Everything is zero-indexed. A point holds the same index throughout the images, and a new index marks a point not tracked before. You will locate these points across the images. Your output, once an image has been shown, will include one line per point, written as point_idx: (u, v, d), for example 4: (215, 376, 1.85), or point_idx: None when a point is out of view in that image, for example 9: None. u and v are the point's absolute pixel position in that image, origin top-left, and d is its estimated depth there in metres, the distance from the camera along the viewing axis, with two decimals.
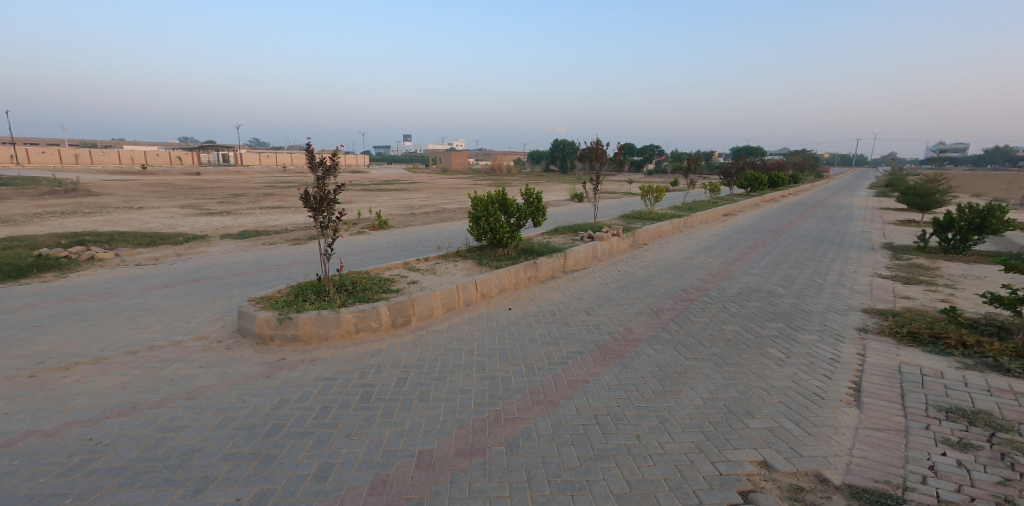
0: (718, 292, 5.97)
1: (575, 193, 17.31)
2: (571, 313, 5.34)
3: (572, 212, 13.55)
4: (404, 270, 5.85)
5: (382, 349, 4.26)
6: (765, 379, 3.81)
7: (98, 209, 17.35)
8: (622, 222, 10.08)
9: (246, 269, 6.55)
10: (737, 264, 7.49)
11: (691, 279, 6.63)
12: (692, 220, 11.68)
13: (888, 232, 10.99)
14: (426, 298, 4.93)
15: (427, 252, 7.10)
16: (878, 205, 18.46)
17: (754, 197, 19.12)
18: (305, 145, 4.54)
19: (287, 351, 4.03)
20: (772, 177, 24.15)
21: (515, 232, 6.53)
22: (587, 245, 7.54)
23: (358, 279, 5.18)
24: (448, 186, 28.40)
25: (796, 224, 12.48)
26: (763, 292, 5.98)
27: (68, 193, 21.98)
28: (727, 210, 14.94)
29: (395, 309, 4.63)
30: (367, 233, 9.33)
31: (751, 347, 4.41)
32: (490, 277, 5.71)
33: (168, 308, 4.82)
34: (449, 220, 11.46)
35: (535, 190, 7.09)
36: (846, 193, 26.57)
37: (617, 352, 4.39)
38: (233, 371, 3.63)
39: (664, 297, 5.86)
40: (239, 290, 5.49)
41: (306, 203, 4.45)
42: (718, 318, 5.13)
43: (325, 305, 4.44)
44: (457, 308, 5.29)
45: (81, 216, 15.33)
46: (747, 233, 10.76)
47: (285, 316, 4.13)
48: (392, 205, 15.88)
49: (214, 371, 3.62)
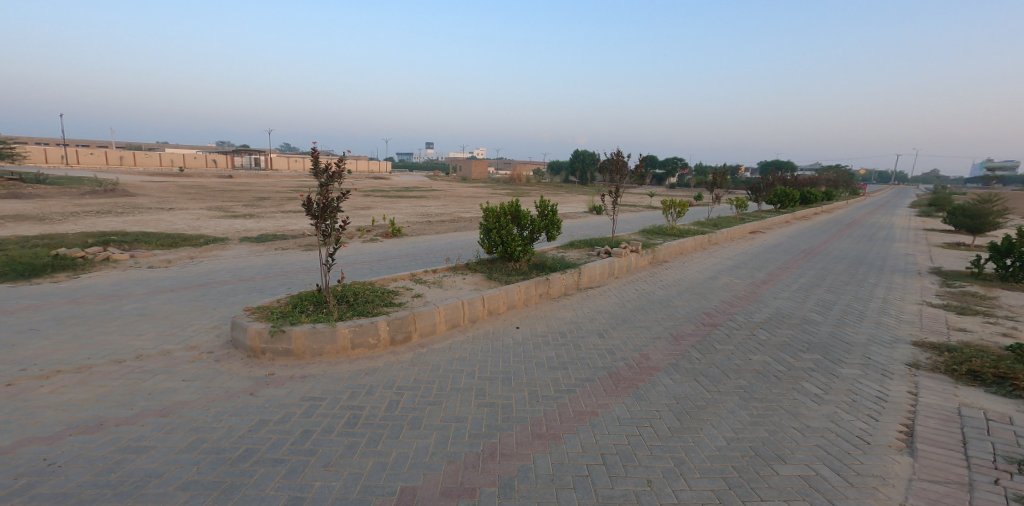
0: (745, 318, 5.51)
1: (596, 205, 16.90)
2: (583, 335, 4.99)
3: (592, 226, 13.15)
4: (410, 282, 5.63)
5: (378, 368, 4.01)
6: (799, 417, 3.36)
7: (131, 209, 17.98)
8: (643, 238, 9.66)
9: (254, 274, 6.46)
10: (766, 286, 6.97)
11: (716, 301, 6.18)
12: (718, 237, 11.14)
13: (934, 255, 10.17)
14: (429, 314, 4.67)
15: (436, 263, 6.87)
16: (920, 226, 17.37)
17: (784, 214, 18.31)
18: (310, 150, 4.37)
19: (278, 366, 3.83)
20: (805, 194, 23.11)
21: (528, 245, 6.23)
22: (604, 261, 7.17)
23: (360, 290, 4.98)
24: (468, 195, 28.43)
25: (830, 244, 11.76)
26: (795, 318, 5.48)
27: (106, 193, 22.96)
28: (756, 227, 14.27)
29: (394, 324, 4.39)
30: (380, 241, 9.20)
31: (782, 380, 3.96)
32: (498, 292, 5.42)
33: (167, 314, 4.72)
34: (465, 230, 11.25)
35: (551, 202, 6.79)
36: (885, 213, 25.22)
37: (630, 381, 4.02)
38: (216, 387, 3.44)
39: (684, 320, 5.44)
40: (241, 297, 5.37)
41: (308, 209, 4.24)
42: (744, 346, 4.69)
43: (321, 317, 4.23)
44: (461, 324, 5.02)
45: (114, 216, 15.88)
46: (777, 252, 10.16)
47: (278, 328, 3.93)
48: (410, 212, 15.85)
49: (197, 385, 3.44)
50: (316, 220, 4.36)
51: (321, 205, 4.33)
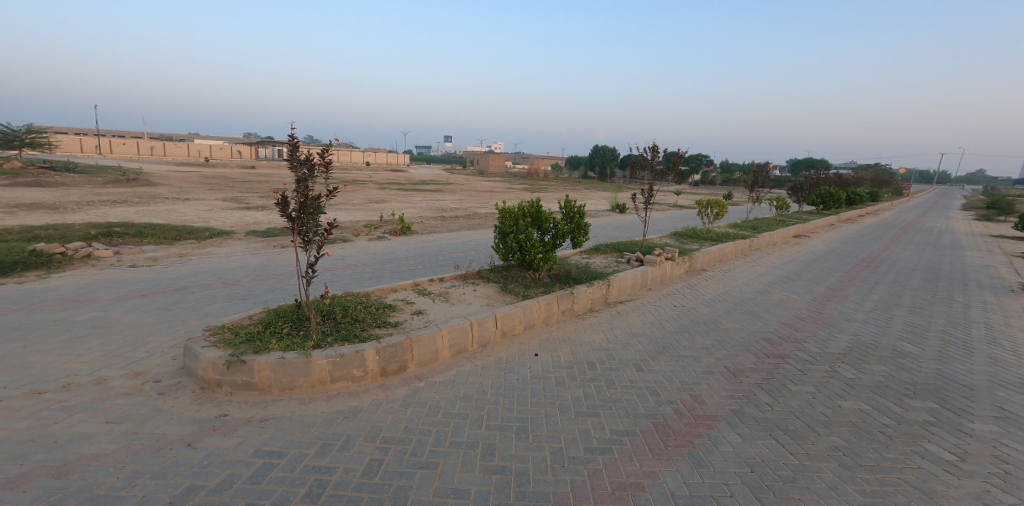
0: (817, 347, 4.50)
1: (622, 202, 15.77)
2: (617, 368, 4.08)
3: (618, 225, 12.10)
4: (412, 294, 4.81)
5: (361, 409, 3.19)
6: (937, 500, 2.42)
7: (148, 199, 17.80)
8: (676, 241, 8.64)
9: (241, 277, 5.73)
10: (832, 305, 5.89)
11: (775, 323, 5.15)
12: (761, 241, 9.98)
13: (1021, 268, 8.80)
14: (429, 339, 3.84)
15: (445, 269, 6.04)
16: (986, 231, 15.64)
17: (828, 216, 16.86)
18: (287, 136, 3.50)
19: (234, 404, 3.03)
20: (849, 193, 21.37)
21: (550, 253, 5.32)
22: (637, 271, 6.22)
23: (350, 306, 4.19)
24: (488, 190, 27.62)
25: (890, 251, 10.49)
26: (884, 351, 4.41)
27: (128, 182, 22.96)
28: (800, 231, 12.96)
29: (385, 353, 3.57)
30: (387, 239, 8.40)
31: (896, 441, 2.97)
32: (515, 310, 4.55)
33: (124, 327, 4.00)
34: (481, 227, 10.37)
35: (577, 201, 5.80)
36: (937, 215, 23.24)
37: (683, 437, 3.10)
38: (145, 433, 2.64)
39: (742, 349, 4.46)
40: (218, 306, 4.62)
41: (283, 209, 3.35)
42: (828, 389, 3.69)
43: (296, 342, 3.43)
44: (468, 350, 4.17)
45: (127, 205, 15.58)
46: (831, 260, 8.99)
47: (236, 358, 3.14)
48: (426, 207, 15.14)
49: (122, 430, 2.65)
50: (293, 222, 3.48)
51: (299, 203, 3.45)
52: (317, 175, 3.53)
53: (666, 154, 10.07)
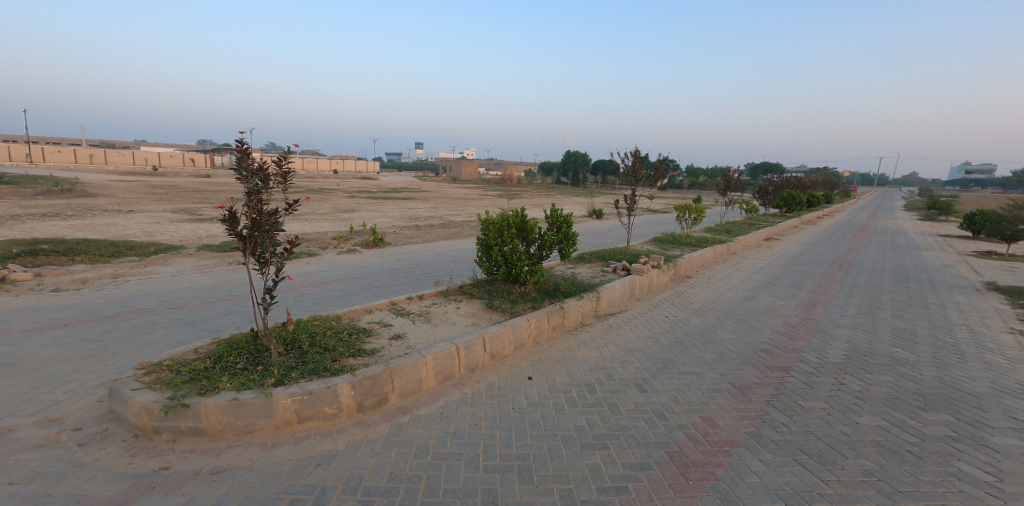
0: (818, 357, 4.35)
1: (596, 208, 15.68)
2: (618, 390, 3.77)
3: (595, 232, 11.94)
4: (388, 315, 4.35)
5: (336, 453, 2.70)
6: None
7: (85, 211, 16.26)
8: (657, 248, 8.51)
9: (188, 300, 5.04)
10: (820, 311, 5.83)
11: (770, 332, 5.01)
12: (736, 246, 10.04)
13: (978, 267, 9.18)
14: (411, 367, 3.40)
15: (423, 285, 5.58)
16: (935, 231, 16.50)
17: (792, 219, 17.40)
18: (235, 142, 2.99)
19: (178, 454, 2.47)
20: (809, 196, 22.22)
21: (537, 266, 4.97)
22: (624, 281, 5.97)
23: (318, 333, 3.69)
24: (458, 196, 27.06)
25: (856, 253, 10.78)
26: (883, 358, 4.32)
27: (64, 193, 21.03)
28: (769, 234, 13.22)
29: (362, 386, 3.10)
30: (357, 251, 7.81)
31: (926, 461, 2.79)
32: (504, 329, 4.17)
33: (40, 365, 3.32)
34: (456, 236, 9.91)
35: (562, 210, 5.50)
36: (887, 216, 24.60)
37: (703, 468, 2.80)
38: (60, 496, 2.06)
39: (743, 362, 4.26)
40: (160, 335, 3.98)
41: (231, 226, 2.85)
42: (840, 403, 3.50)
43: (254, 379, 2.91)
44: (455, 376, 3.75)
45: (59, 219, 14.12)
46: (806, 263, 9.10)
47: (178, 401, 2.58)
48: (396, 216, 14.52)
49: (27, 494, 2.06)
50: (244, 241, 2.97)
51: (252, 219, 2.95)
52: (271, 186, 3.04)
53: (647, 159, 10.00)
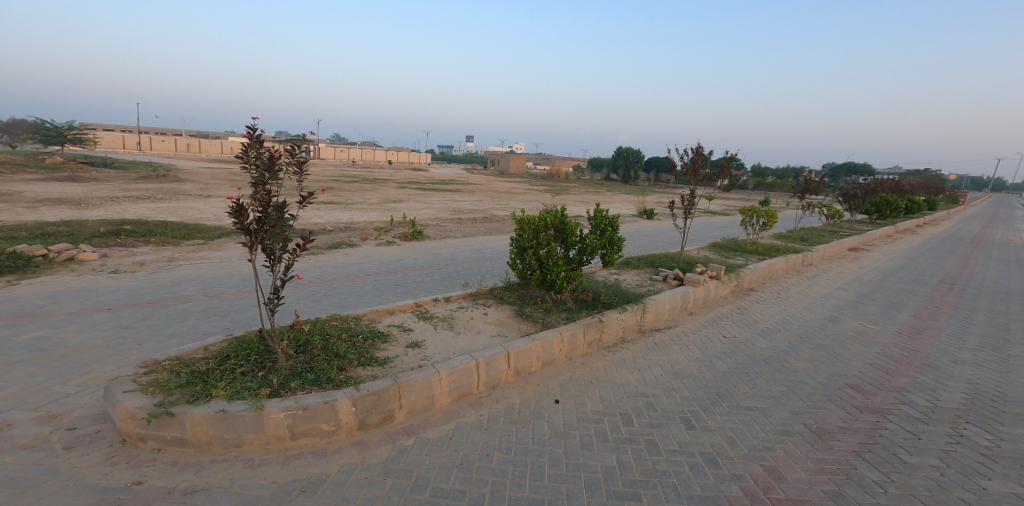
0: (923, 399, 3.51)
1: (652, 208, 14.69)
2: (661, 424, 3.21)
3: (650, 234, 11.09)
4: (411, 318, 4.07)
5: (325, 479, 2.41)
6: None
7: (170, 195, 17.75)
8: (718, 255, 7.65)
9: (225, 288, 5.08)
10: (923, 340, 4.83)
11: (858, 363, 4.16)
12: (813, 256, 8.85)
13: None
14: (422, 383, 3.07)
15: (455, 286, 5.27)
16: None
17: (883, 226, 15.34)
18: (246, 129, 2.75)
19: (156, 466, 2.33)
20: (905, 202, 19.56)
21: (576, 272, 4.49)
22: (676, 293, 5.30)
23: (332, 335, 3.47)
24: (509, 190, 26.76)
25: (968, 270, 9.14)
26: (1017, 407, 3.39)
27: (157, 178, 23.17)
28: (854, 243, 11.64)
29: (365, 402, 2.81)
30: (396, 244, 7.66)
31: None
32: (532, 344, 3.73)
33: (67, 351, 3.38)
34: (499, 232, 9.55)
35: (608, 210, 4.93)
36: (1004, 226, 21.11)
37: None
38: None
39: (821, 399, 3.52)
40: (186, 325, 3.97)
41: (238, 219, 2.57)
42: (959, 462, 2.72)
43: (249, 387, 2.72)
44: (473, 394, 3.38)
45: (147, 201, 15.45)
46: (902, 280, 7.80)
47: (163, 409, 2.44)
48: (444, 208, 14.46)
49: None
50: (251, 236, 2.68)
51: (259, 213, 2.68)
52: (281, 178, 2.77)
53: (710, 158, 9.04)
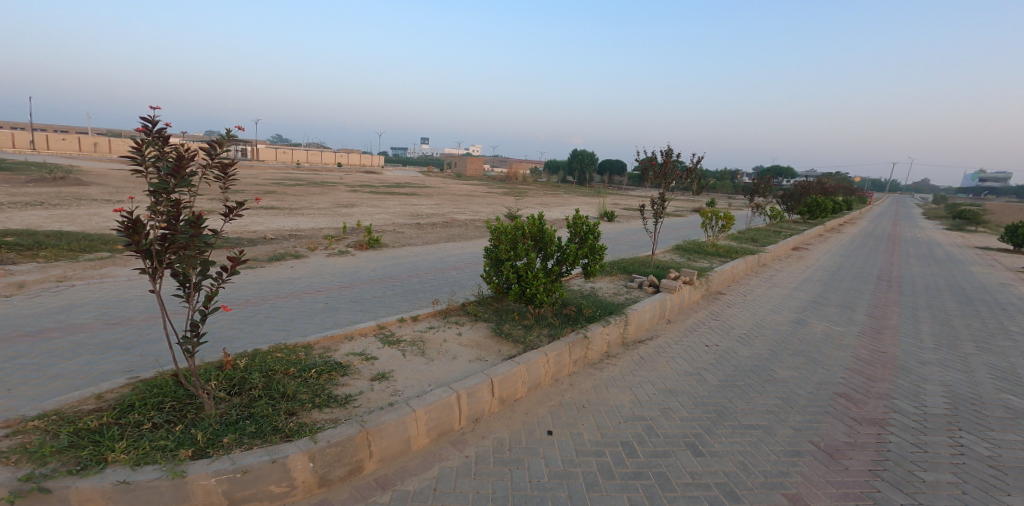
0: (913, 406, 3.46)
1: (609, 211, 14.76)
2: (667, 453, 2.88)
3: (611, 237, 11.02)
4: (372, 343, 3.49)
5: None
6: None
7: (74, 200, 15.50)
8: (683, 259, 7.61)
9: (137, 313, 4.20)
10: (889, 340, 4.93)
11: (841, 369, 4.11)
12: (767, 257, 9.11)
13: None
14: (395, 425, 2.53)
15: (419, 302, 4.71)
16: (972, 244, 15.41)
17: (817, 226, 16.39)
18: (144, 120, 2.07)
19: None
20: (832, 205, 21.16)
21: (556, 285, 4.11)
22: (654, 301, 5.08)
23: (277, 371, 2.82)
24: (463, 193, 26.10)
25: (899, 268, 9.79)
26: (997, 410, 3.43)
27: (57, 181, 20.26)
28: (797, 244, 12.23)
29: (326, 455, 2.23)
30: (349, 254, 6.93)
31: None
32: (517, 368, 3.30)
33: None
34: (460, 238, 9.01)
35: (585, 217, 4.60)
36: (913, 225, 23.37)
37: None
38: None
39: (819, 411, 3.36)
40: (78, 364, 3.13)
41: (133, 239, 1.91)
42: (974, 478, 2.62)
43: (164, 446, 2.05)
44: (454, 430, 2.88)
45: (42, 208, 13.33)
46: (849, 279, 8.16)
47: (31, 486, 1.74)
48: (397, 213, 13.66)
49: None
50: (154, 260, 2.03)
51: (164, 229, 2.02)
52: (193, 185, 2.12)
53: (682, 162, 8.87)
